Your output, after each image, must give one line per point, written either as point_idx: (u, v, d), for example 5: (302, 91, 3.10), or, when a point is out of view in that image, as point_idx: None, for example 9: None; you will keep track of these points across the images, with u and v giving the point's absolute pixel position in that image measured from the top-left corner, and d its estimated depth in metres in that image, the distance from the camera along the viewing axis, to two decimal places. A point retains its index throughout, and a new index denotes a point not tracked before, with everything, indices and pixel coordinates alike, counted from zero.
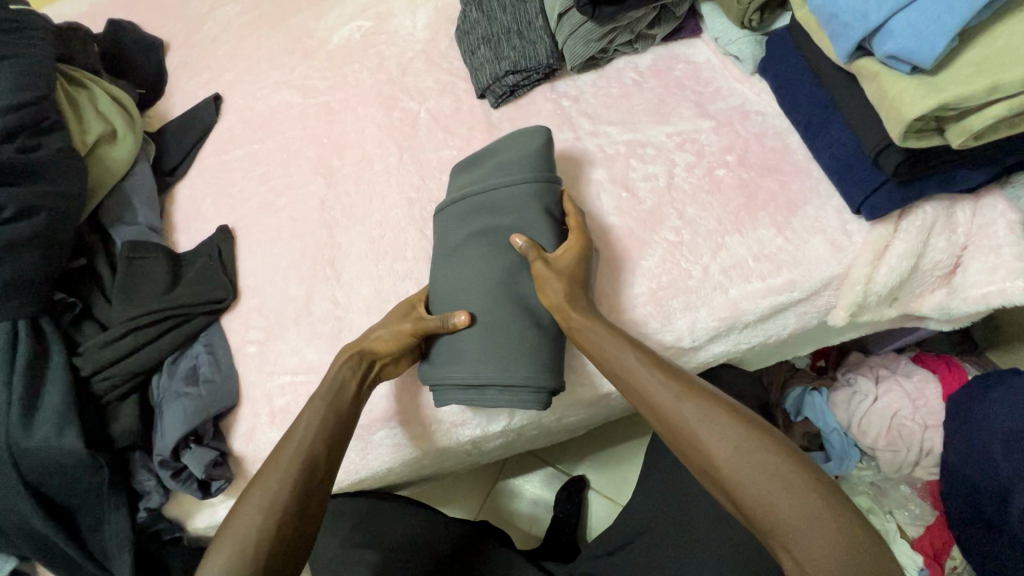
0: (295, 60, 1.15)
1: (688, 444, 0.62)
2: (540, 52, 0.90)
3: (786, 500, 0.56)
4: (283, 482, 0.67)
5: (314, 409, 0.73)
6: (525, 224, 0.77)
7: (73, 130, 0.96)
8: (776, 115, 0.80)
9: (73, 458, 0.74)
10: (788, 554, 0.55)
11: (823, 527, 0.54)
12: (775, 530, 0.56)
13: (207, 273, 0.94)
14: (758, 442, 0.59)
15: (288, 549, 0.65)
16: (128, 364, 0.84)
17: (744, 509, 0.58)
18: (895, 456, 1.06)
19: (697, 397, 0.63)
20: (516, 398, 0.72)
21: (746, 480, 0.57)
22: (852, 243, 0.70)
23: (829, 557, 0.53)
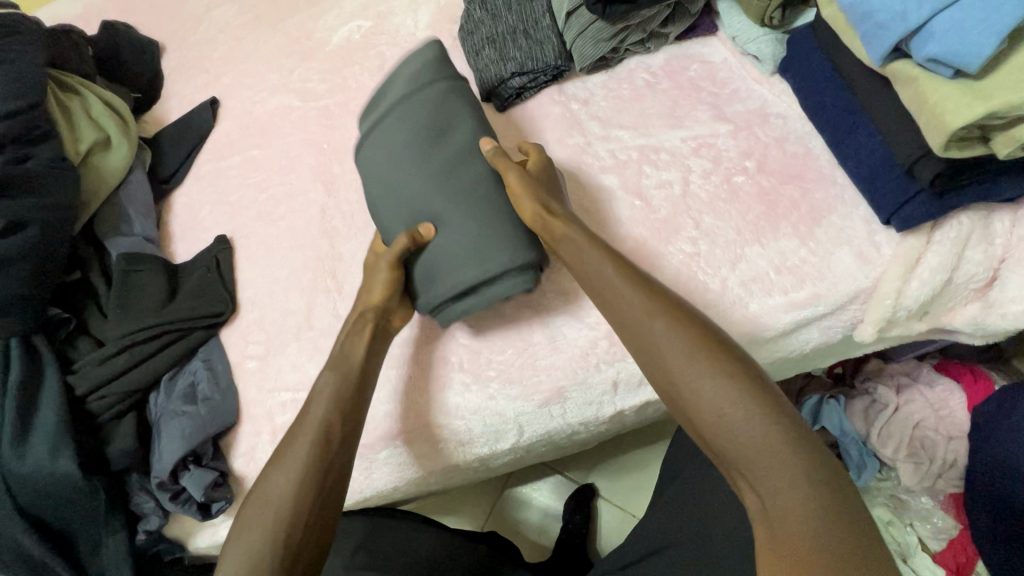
0: (293, 62, 1.12)
1: (655, 365, 0.61)
2: (548, 53, 0.86)
3: (751, 430, 0.55)
4: (299, 452, 0.66)
5: (327, 380, 0.71)
6: (451, 126, 0.78)
7: (65, 139, 0.93)
8: (798, 117, 0.76)
9: (67, 482, 0.72)
10: (748, 486, 0.55)
11: (782, 456, 0.53)
12: (736, 460, 0.55)
13: (205, 286, 0.91)
14: (728, 371, 0.58)
15: (318, 509, 0.65)
16: (125, 382, 0.82)
17: (708, 434, 0.57)
18: (918, 467, 1.02)
19: (671, 319, 0.62)
20: (508, 283, 0.71)
21: (708, 402, 0.57)
22: (881, 255, 0.67)
23: (788, 494, 0.52)
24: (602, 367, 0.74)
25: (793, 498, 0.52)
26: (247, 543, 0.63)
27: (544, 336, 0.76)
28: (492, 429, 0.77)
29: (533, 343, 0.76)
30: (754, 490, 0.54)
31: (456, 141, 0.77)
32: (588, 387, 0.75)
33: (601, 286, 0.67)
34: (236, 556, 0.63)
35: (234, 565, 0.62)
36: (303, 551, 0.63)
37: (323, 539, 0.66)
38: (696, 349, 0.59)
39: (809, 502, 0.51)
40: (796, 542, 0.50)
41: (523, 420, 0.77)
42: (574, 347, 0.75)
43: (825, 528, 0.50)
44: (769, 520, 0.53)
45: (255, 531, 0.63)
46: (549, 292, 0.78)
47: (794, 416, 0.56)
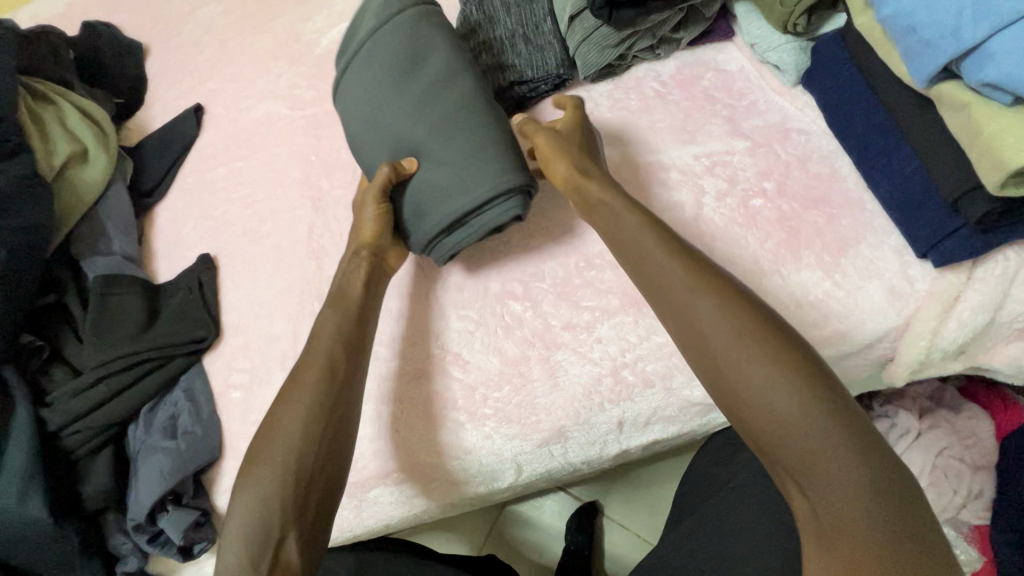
0: (280, 66, 1.05)
1: (699, 349, 0.55)
2: (549, 61, 0.80)
3: (808, 429, 0.49)
4: (305, 390, 0.64)
5: (326, 319, 0.68)
6: (427, 51, 0.75)
7: (38, 154, 0.89)
8: (822, 134, 0.70)
9: (38, 526, 0.68)
10: (800, 490, 0.50)
11: (843, 461, 0.48)
12: (789, 460, 0.50)
13: (187, 309, 0.86)
14: (786, 363, 0.51)
15: (325, 458, 0.62)
16: (101, 415, 0.77)
17: (756, 429, 0.52)
18: (940, 497, 0.95)
19: (720, 301, 0.55)
20: (497, 210, 0.69)
21: (759, 393, 0.51)
22: (914, 291, 0.61)
23: (847, 502, 0.48)
24: (606, 407, 0.68)
25: (852, 506, 0.47)
26: (250, 483, 0.60)
27: (544, 372, 0.70)
28: (489, 469, 0.72)
29: (532, 380, 0.70)
30: (808, 495, 0.49)
31: (430, 68, 0.74)
32: (592, 428, 0.70)
33: (626, 235, 0.62)
34: (243, 498, 0.60)
35: (241, 507, 0.60)
36: (310, 496, 0.61)
37: (331, 488, 0.63)
38: (748, 338, 0.53)
39: (871, 512, 0.47)
40: (856, 555, 0.46)
41: (522, 460, 0.72)
42: (577, 386, 0.69)
43: (886, 541, 0.46)
44: (823, 528, 0.49)
45: (258, 468, 0.61)
46: (550, 324, 0.72)
47: (858, 415, 0.50)
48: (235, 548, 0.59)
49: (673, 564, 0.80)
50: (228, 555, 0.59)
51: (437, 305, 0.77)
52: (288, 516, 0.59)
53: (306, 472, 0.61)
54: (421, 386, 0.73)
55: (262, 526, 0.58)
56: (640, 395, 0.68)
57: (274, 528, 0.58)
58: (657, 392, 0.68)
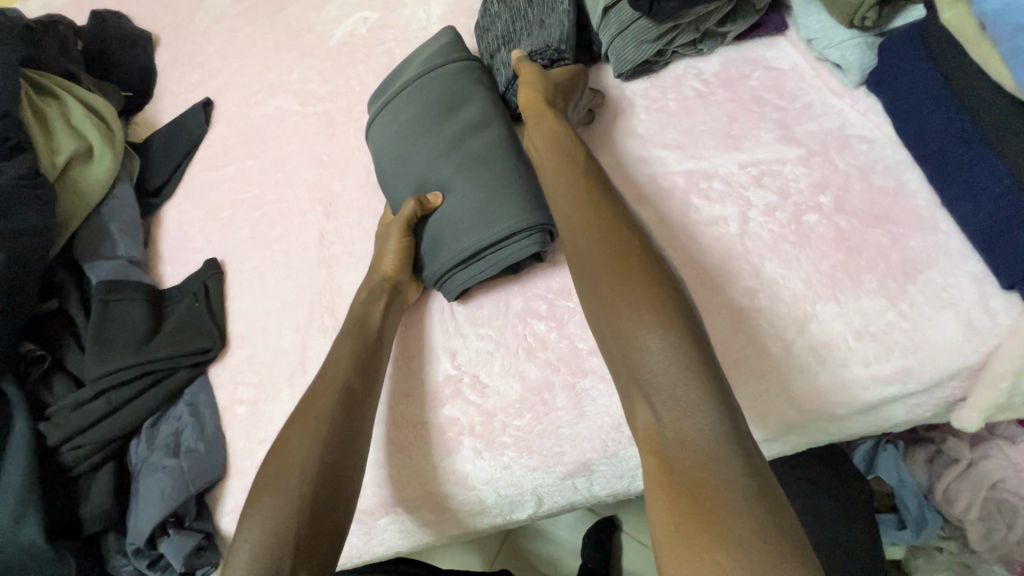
0: (292, 59, 1.00)
1: (582, 276, 0.57)
2: (557, 38, 0.74)
3: (658, 352, 0.49)
4: (322, 415, 0.59)
5: (341, 345, 0.65)
6: (461, 96, 0.74)
7: (40, 151, 0.85)
8: (887, 142, 0.62)
9: (32, 550, 0.65)
10: (646, 410, 0.50)
11: (681, 376, 0.48)
12: (639, 382, 0.50)
13: (191, 318, 0.83)
14: (645, 283, 0.53)
15: (337, 491, 0.56)
16: (101, 430, 0.74)
17: (611, 345, 0.53)
18: (990, 533, 0.87)
19: (603, 239, 0.57)
20: (516, 248, 0.64)
21: (615, 308, 0.53)
22: (995, 326, 0.53)
23: (684, 420, 0.47)
24: None
25: (688, 422, 0.47)
26: (259, 513, 0.54)
27: (569, 401, 0.64)
28: (507, 501, 0.67)
29: (557, 408, 0.65)
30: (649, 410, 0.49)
31: (463, 113, 0.73)
32: (619, 461, 0.64)
33: (553, 180, 0.64)
34: (251, 521, 0.54)
35: (247, 541, 0.53)
36: (321, 533, 0.54)
37: (343, 524, 0.56)
38: (618, 269, 0.54)
39: (706, 430, 0.46)
40: (681, 466, 0.46)
41: (542, 492, 0.66)
42: (605, 417, 0.63)
43: (714, 458, 0.45)
44: (660, 445, 0.48)
45: (272, 493, 0.55)
46: (577, 347, 0.66)
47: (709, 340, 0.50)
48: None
49: None
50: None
51: (456, 323, 0.71)
52: (299, 551, 0.52)
53: (319, 502, 0.55)
54: (432, 410, 0.68)
55: (270, 562, 0.51)
56: None
57: (284, 564, 0.51)
58: None
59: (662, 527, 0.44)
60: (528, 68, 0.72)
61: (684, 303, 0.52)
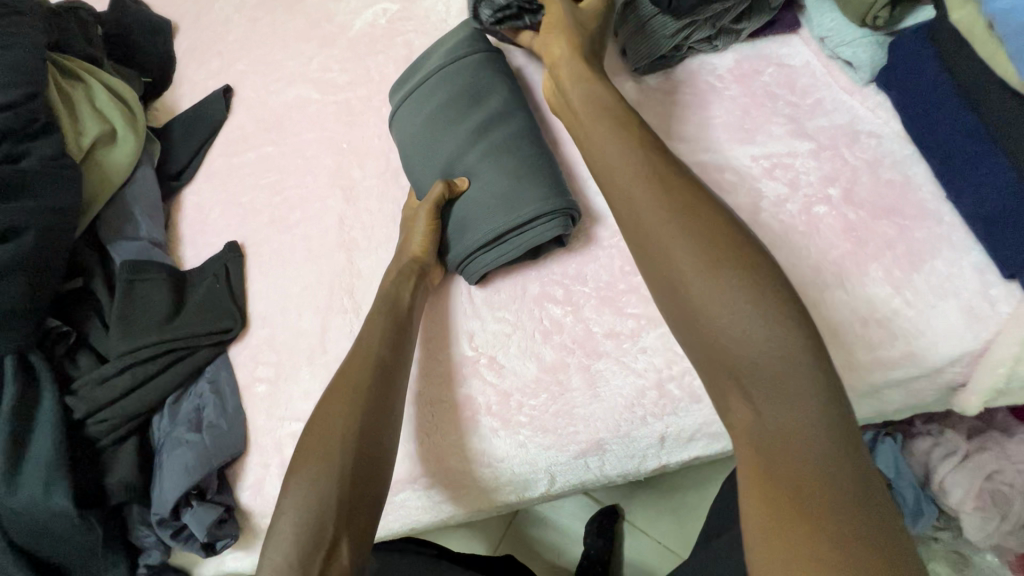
0: (312, 49, 1.02)
1: (661, 265, 0.57)
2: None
3: (766, 347, 0.50)
4: (359, 391, 0.61)
5: (373, 323, 0.67)
6: (484, 86, 0.77)
7: (66, 133, 0.86)
8: (895, 137, 0.65)
9: (61, 518, 0.67)
10: (747, 401, 0.51)
11: (787, 374, 0.49)
12: (740, 374, 0.51)
13: (213, 299, 0.85)
14: (746, 278, 0.52)
15: (374, 461, 0.59)
16: (126, 404, 0.76)
17: (705, 336, 0.53)
18: (986, 522, 0.89)
19: (690, 228, 0.56)
20: (538, 231, 0.67)
21: (711, 302, 0.53)
22: (995, 313, 0.56)
23: (788, 417, 0.49)
24: (649, 421, 0.65)
25: (791, 421, 0.49)
26: (302, 482, 0.57)
27: (584, 381, 0.67)
28: (521, 478, 0.69)
29: (571, 388, 0.67)
30: (748, 403, 0.51)
31: (486, 102, 0.75)
32: (631, 441, 0.66)
33: (609, 161, 0.63)
34: (294, 490, 0.57)
35: (292, 506, 0.56)
36: (361, 502, 0.57)
37: (377, 492, 0.59)
38: (713, 261, 0.54)
39: (813, 427, 0.48)
40: (781, 460, 0.48)
41: (556, 470, 0.69)
42: (619, 398, 0.66)
43: (817, 457, 0.47)
44: (759, 439, 0.50)
45: (312, 460, 0.58)
46: (592, 331, 0.68)
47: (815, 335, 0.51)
48: (285, 549, 0.54)
49: None
50: (271, 555, 0.55)
51: (474, 306, 0.74)
52: (340, 519, 0.55)
53: (359, 474, 0.58)
54: (448, 388, 0.70)
55: (314, 527, 0.55)
56: (684, 410, 0.64)
57: (327, 530, 0.55)
58: (703, 407, 0.64)
59: (759, 516, 0.47)
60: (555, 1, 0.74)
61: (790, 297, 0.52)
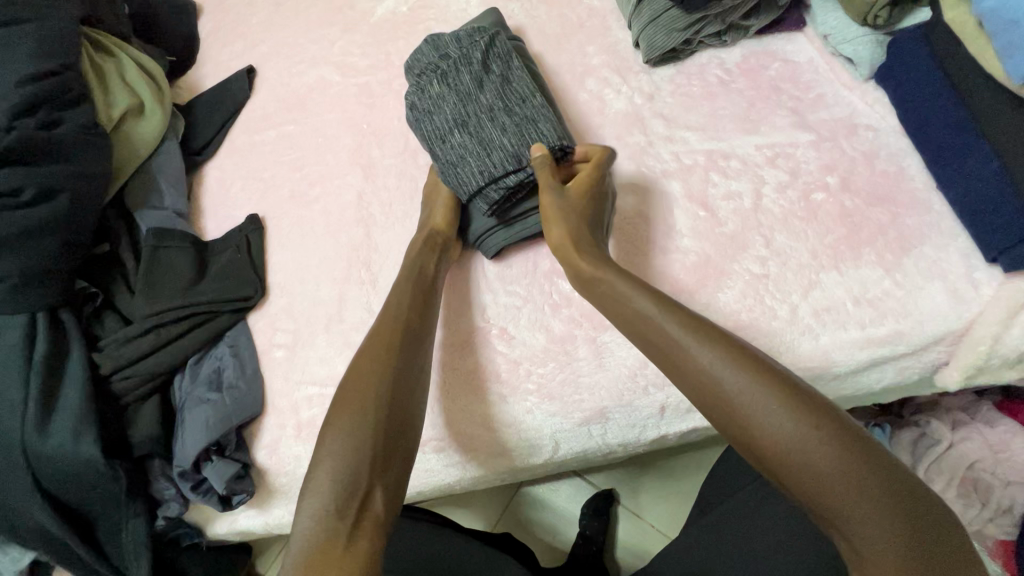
0: (335, 33, 1.05)
1: (713, 403, 0.54)
2: (545, 133, 0.74)
3: (835, 474, 0.48)
4: (390, 352, 0.65)
5: (400, 290, 0.71)
6: None
7: (98, 103, 0.89)
8: (891, 131, 0.69)
9: (89, 466, 0.70)
10: (838, 530, 0.49)
11: (870, 497, 0.47)
12: (821, 505, 0.49)
13: (234, 267, 0.88)
14: (797, 411, 0.51)
15: (405, 417, 0.63)
16: (150, 363, 0.78)
17: (783, 478, 0.51)
18: (966, 510, 0.93)
19: (729, 361, 0.54)
20: None
21: (778, 440, 0.50)
22: (979, 295, 0.60)
23: (885, 541, 0.46)
24: (650, 390, 0.69)
25: (890, 543, 0.46)
26: (338, 434, 0.60)
27: (590, 352, 0.71)
28: (527, 443, 0.72)
29: (577, 358, 0.71)
30: (846, 537, 0.48)
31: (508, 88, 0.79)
32: (633, 410, 0.70)
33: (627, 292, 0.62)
34: (329, 444, 0.60)
35: (327, 456, 0.59)
36: (392, 455, 0.61)
37: (409, 445, 0.63)
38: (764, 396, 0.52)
39: (907, 540, 0.46)
40: None
41: (560, 437, 0.72)
42: (622, 367, 0.70)
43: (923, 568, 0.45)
44: (867, 567, 0.47)
45: (347, 416, 0.61)
46: None
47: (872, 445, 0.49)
48: (323, 494, 0.57)
49: (698, 553, 0.81)
50: (309, 498, 0.57)
51: (488, 281, 0.77)
52: (375, 468, 0.59)
53: (392, 429, 0.61)
54: (466, 355, 0.74)
55: (351, 475, 0.58)
56: None
57: (363, 478, 0.58)
58: None
59: None
60: (549, 185, 0.71)
61: (836, 412, 0.51)
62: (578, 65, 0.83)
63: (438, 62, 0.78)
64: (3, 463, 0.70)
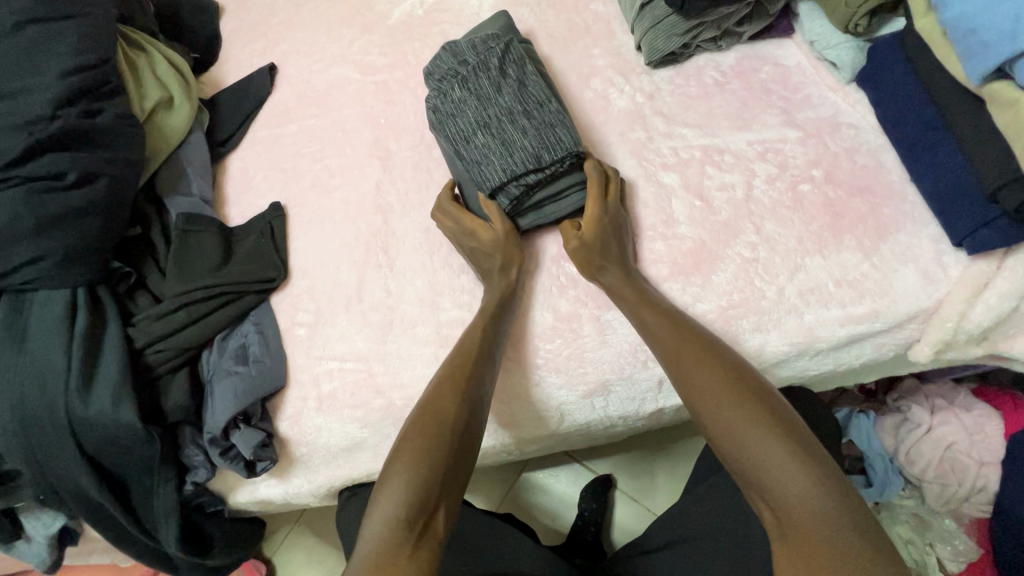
0: (354, 33, 1.11)
1: (677, 384, 0.67)
2: (562, 137, 0.78)
3: (763, 449, 0.59)
4: (468, 383, 0.70)
5: (482, 321, 0.75)
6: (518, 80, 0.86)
7: (132, 96, 0.94)
8: (871, 130, 0.76)
9: (127, 430, 0.75)
10: (766, 504, 0.58)
11: (792, 471, 0.57)
12: (754, 480, 0.59)
13: (258, 251, 0.93)
14: (742, 396, 0.62)
15: (470, 443, 0.69)
16: (182, 337, 0.84)
17: (723, 448, 0.62)
18: (944, 489, 1.00)
19: (692, 351, 0.66)
20: (567, 204, 0.81)
21: (721, 417, 0.62)
22: (947, 277, 0.66)
23: (798, 507, 0.56)
24: (650, 364, 0.75)
25: (801, 508, 0.56)
26: (418, 459, 0.64)
27: (594, 329, 0.76)
28: (535, 414, 0.78)
29: (583, 335, 0.77)
30: (766, 500, 0.58)
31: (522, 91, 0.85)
32: (633, 382, 0.76)
33: (635, 303, 0.71)
34: (403, 464, 0.65)
35: (402, 477, 0.64)
36: (455, 478, 0.67)
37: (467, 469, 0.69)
38: (717, 381, 0.64)
39: (816, 508, 0.55)
40: (807, 543, 0.54)
41: (566, 408, 0.78)
42: (623, 344, 0.76)
43: (824, 531, 0.54)
44: (780, 525, 0.57)
45: (426, 441, 0.66)
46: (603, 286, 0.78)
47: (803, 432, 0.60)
48: (398, 502, 0.62)
49: (692, 522, 0.86)
50: (383, 508, 0.62)
51: (528, 279, 0.81)
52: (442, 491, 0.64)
53: (460, 454, 0.67)
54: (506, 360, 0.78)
55: (424, 492, 0.63)
56: None
57: (432, 498, 0.63)
58: None
59: None
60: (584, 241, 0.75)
61: (780, 409, 0.61)
62: (585, 66, 0.90)
63: (459, 68, 0.84)
64: (46, 428, 0.75)
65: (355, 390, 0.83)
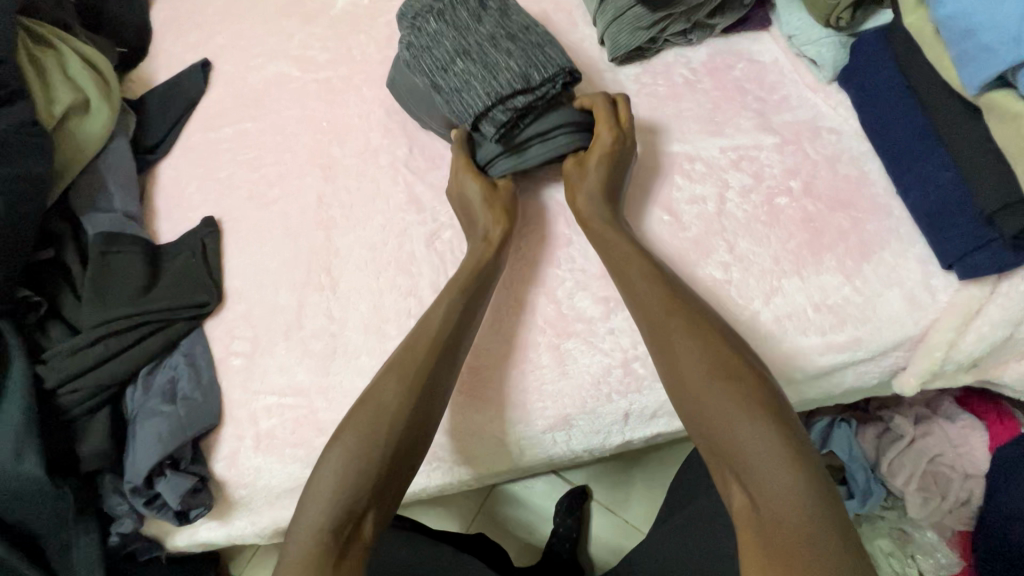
0: (294, 25, 1.01)
1: (664, 359, 0.60)
2: (553, 58, 0.72)
3: (751, 437, 0.54)
4: (417, 377, 0.64)
5: (449, 304, 0.68)
6: None
7: (38, 101, 0.84)
8: (854, 135, 0.69)
9: (34, 485, 0.68)
10: (743, 490, 0.54)
11: (779, 466, 0.52)
12: (737, 468, 0.54)
13: (188, 273, 0.84)
14: (738, 376, 0.57)
15: (414, 450, 0.63)
16: (100, 374, 0.75)
17: (709, 431, 0.56)
18: (926, 501, 0.95)
19: (684, 321, 0.60)
20: (558, 142, 0.73)
21: (710, 397, 0.56)
22: (935, 302, 0.60)
23: (781, 503, 0.51)
24: (614, 397, 0.69)
25: (786, 503, 0.51)
26: (348, 462, 0.60)
27: (552, 359, 0.70)
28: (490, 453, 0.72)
29: (541, 366, 0.70)
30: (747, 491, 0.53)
31: None
32: (596, 417, 0.69)
33: (631, 256, 0.65)
34: (330, 464, 0.61)
35: (326, 480, 0.60)
36: (388, 489, 0.61)
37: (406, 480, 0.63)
38: (710, 358, 0.58)
39: (800, 506, 0.51)
40: (787, 543, 0.49)
41: (524, 444, 0.71)
42: (585, 375, 0.69)
43: (808, 533, 0.49)
44: (757, 520, 0.52)
45: (358, 441, 0.61)
46: (563, 313, 0.71)
47: (795, 424, 0.55)
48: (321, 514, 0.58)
49: (666, 556, 0.81)
50: (308, 516, 0.59)
51: (524, 257, 0.76)
52: (374, 497, 0.60)
53: (395, 463, 0.61)
54: (490, 343, 0.72)
55: (351, 502, 0.59)
56: (648, 387, 0.68)
57: (359, 505, 0.59)
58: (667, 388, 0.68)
59: None
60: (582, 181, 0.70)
61: (775, 396, 0.56)
62: None
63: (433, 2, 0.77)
64: None
65: (295, 427, 0.76)
